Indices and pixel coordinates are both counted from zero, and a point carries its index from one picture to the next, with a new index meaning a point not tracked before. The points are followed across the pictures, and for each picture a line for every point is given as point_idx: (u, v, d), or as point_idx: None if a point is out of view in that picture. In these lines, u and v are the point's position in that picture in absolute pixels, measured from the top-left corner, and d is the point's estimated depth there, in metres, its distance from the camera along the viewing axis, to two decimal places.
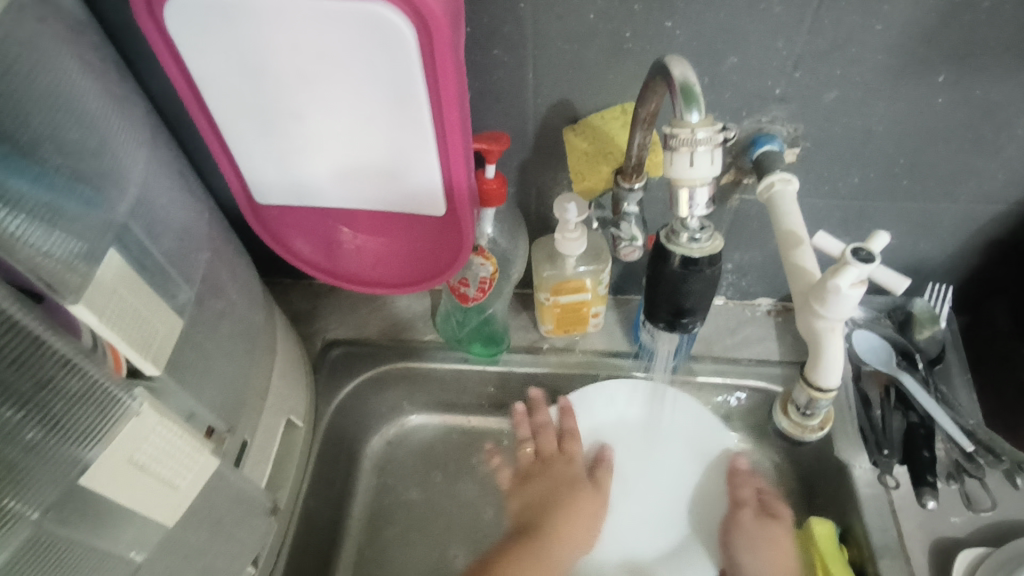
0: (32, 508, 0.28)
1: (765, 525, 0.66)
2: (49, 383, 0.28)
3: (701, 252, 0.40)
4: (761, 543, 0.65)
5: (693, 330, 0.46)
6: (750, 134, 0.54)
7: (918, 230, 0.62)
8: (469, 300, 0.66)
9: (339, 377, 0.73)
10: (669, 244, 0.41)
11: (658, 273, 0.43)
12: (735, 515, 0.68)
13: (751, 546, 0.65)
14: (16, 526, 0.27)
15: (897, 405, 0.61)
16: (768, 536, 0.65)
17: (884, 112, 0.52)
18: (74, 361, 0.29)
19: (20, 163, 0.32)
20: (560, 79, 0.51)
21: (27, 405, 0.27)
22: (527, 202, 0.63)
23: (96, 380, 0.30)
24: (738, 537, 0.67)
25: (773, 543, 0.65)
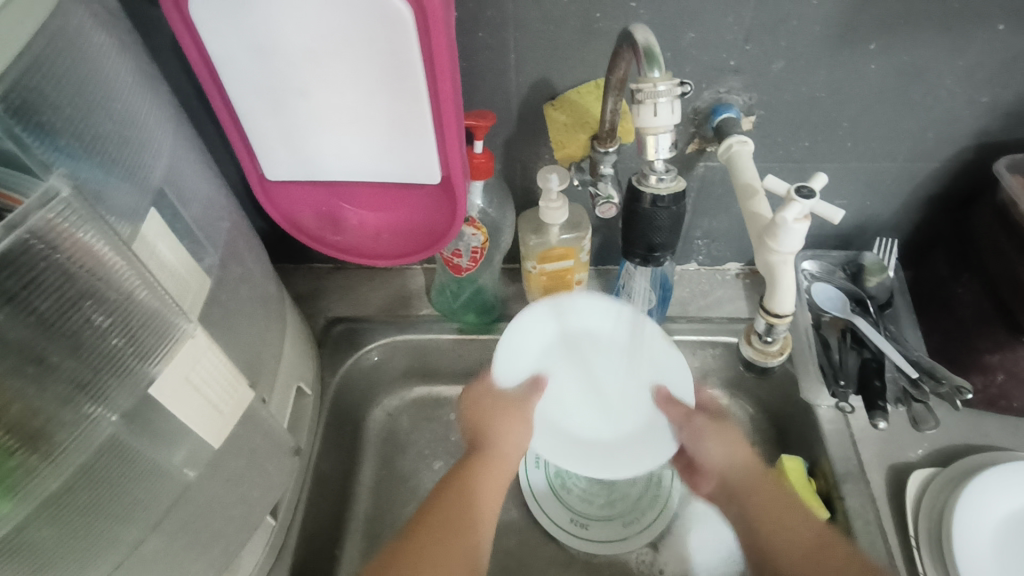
0: (111, 411, 0.34)
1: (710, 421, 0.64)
2: (127, 303, 0.33)
3: (667, 190, 0.46)
4: (733, 436, 0.63)
5: (665, 263, 0.52)
6: (710, 104, 0.61)
7: (865, 188, 0.69)
8: (462, 270, 0.71)
9: (340, 351, 0.78)
10: (641, 186, 0.47)
11: (633, 213, 0.49)
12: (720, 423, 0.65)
13: (723, 437, 0.63)
14: (98, 424, 0.34)
15: (853, 345, 0.68)
16: (727, 428, 0.64)
17: (826, 79, 0.59)
18: (147, 288, 0.34)
19: (80, 147, 0.37)
20: (539, 58, 0.57)
21: (113, 318, 0.33)
22: (512, 176, 0.69)
23: (165, 304, 0.35)
24: (698, 435, 0.64)
25: (727, 434, 0.63)
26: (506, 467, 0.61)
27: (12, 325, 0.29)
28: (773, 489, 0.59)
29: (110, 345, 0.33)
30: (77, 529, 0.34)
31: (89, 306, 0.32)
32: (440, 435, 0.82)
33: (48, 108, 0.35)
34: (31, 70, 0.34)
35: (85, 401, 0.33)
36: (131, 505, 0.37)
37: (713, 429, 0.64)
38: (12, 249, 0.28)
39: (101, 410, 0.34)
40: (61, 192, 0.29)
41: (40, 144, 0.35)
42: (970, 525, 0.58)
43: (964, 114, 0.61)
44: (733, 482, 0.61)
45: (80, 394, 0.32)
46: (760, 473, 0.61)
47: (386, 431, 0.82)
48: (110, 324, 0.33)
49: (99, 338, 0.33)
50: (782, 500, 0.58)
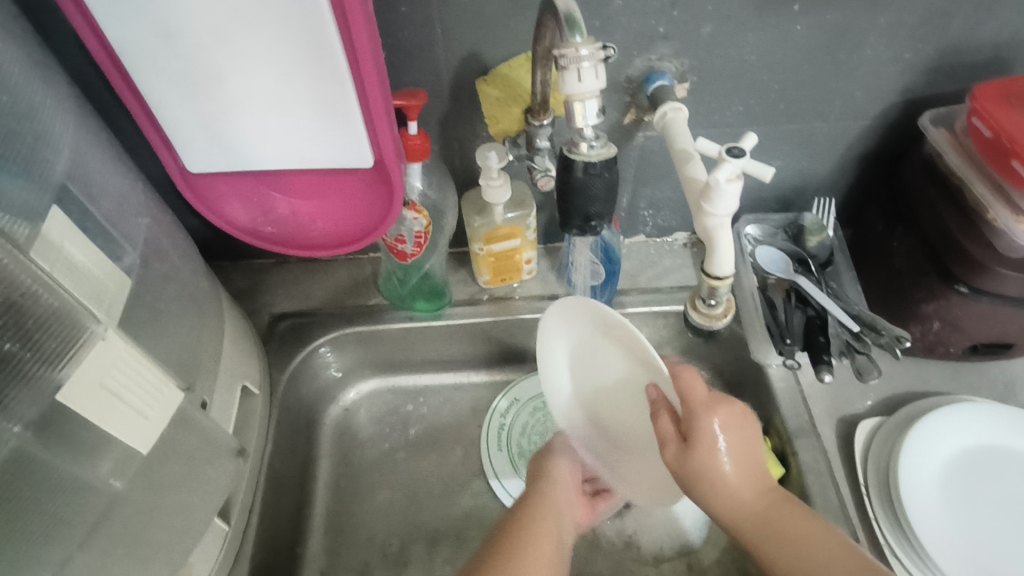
0: (14, 422, 0.32)
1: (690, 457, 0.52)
2: (16, 306, 0.32)
3: (598, 157, 0.45)
4: (719, 457, 0.51)
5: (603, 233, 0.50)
6: (643, 72, 0.61)
7: (800, 149, 0.71)
8: (407, 256, 0.70)
9: (288, 347, 0.75)
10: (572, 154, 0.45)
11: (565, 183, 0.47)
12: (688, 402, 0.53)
13: (711, 472, 0.51)
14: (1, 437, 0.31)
15: (797, 304, 0.69)
16: (715, 446, 0.51)
17: (754, 42, 0.59)
18: (38, 289, 0.33)
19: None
20: (466, 31, 0.56)
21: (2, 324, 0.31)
22: (451, 157, 0.67)
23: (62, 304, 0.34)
24: (688, 480, 0.52)
25: (710, 462, 0.51)
26: (560, 514, 0.62)
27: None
28: (766, 530, 0.51)
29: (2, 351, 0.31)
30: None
31: None
32: (399, 424, 0.81)
33: None
34: None
35: None
36: (52, 524, 0.34)
37: (704, 461, 0.51)
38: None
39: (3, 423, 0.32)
40: None
41: None
42: (915, 469, 0.60)
43: (888, 70, 0.63)
44: (727, 513, 0.53)
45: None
46: (748, 506, 0.52)
47: (343, 425, 0.81)
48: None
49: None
50: (777, 542, 0.50)
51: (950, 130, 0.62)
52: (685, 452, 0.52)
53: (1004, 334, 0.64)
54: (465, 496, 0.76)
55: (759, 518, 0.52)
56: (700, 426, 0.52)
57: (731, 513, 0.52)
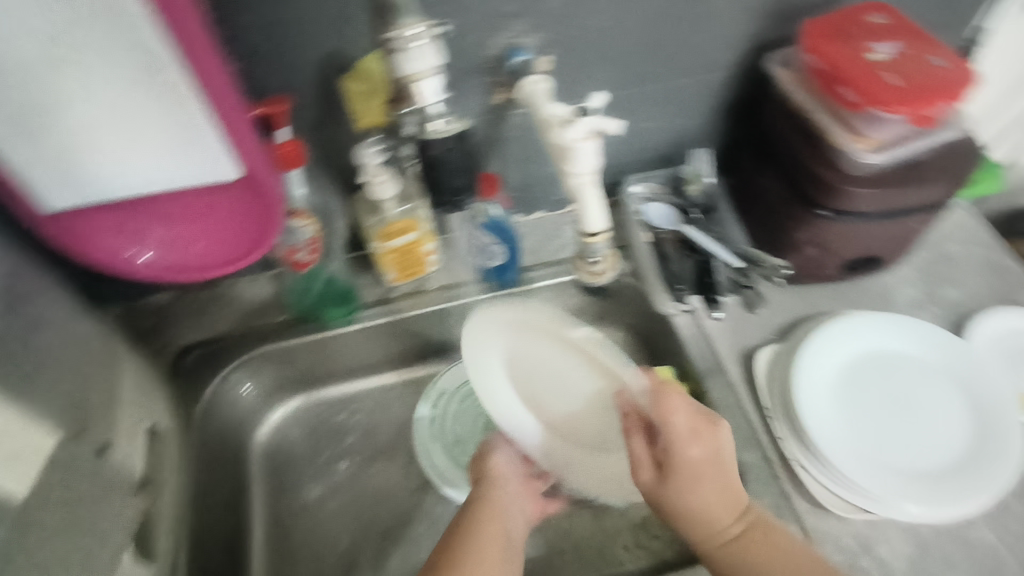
0: None
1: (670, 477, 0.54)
2: None
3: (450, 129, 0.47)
4: (697, 480, 0.54)
5: None
6: (503, 50, 0.62)
7: (668, 106, 0.74)
8: (304, 265, 0.69)
9: (199, 378, 0.73)
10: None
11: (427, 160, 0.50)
12: (692, 466, 0.54)
13: (696, 509, 0.54)
14: None
15: (686, 250, 0.75)
16: (697, 480, 0.54)
17: (602, 9, 0.62)
18: None
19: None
20: (318, 31, 0.55)
21: None
22: (331, 160, 0.67)
23: None
24: (675, 504, 0.55)
25: (699, 479, 0.54)
26: (503, 513, 0.60)
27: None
28: (738, 544, 0.54)
29: None
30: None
31: None
32: (330, 438, 0.81)
33: None
34: None
35: None
36: None
37: (680, 501, 0.54)
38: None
39: None
40: None
41: None
42: (814, 387, 0.65)
43: (731, 21, 0.67)
44: (698, 539, 0.56)
45: None
46: (723, 530, 0.55)
47: (272, 447, 0.79)
48: None
49: None
50: (745, 556, 0.54)
51: (791, 70, 0.67)
52: (659, 480, 0.55)
53: (867, 248, 0.70)
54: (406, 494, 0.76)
55: (731, 541, 0.55)
56: (715, 439, 0.55)
57: (704, 526, 0.55)
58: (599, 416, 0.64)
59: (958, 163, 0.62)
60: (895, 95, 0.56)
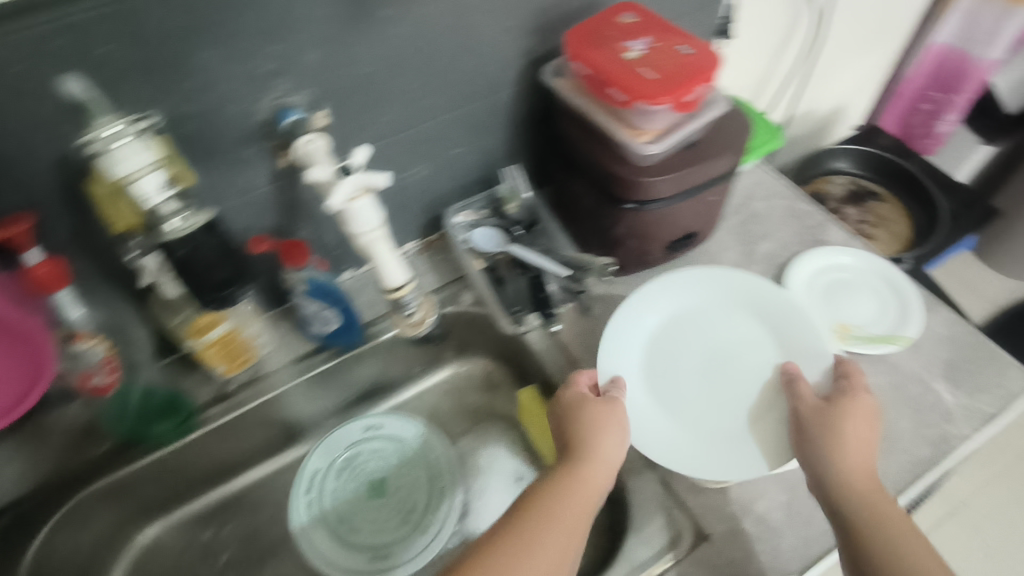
0: None
1: (828, 408, 0.58)
2: None
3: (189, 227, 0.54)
4: (833, 428, 0.57)
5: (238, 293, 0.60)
6: (274, 111, 0.58)
7: (468, 132, 0.74)
8: (106, 388, 0.63)
9: (15, 545, 0.63)
10: (166, 233, 0.53)
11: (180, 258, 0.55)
12: (841, 403, 0.59)
13: (845, 441, 0.56)
14: None
15: (517, 269, 0.75)
16: (836, 424, 0.57)
17: (368, 53, 0.59)
18: None
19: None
20: (40, 141, 0.49)
21: None
22: (113, 266, 0.60)
23: None
24: (818, 424, 0.58)
25: (848, 415, 0.58)
26: (598, 480, 0.56)
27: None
28: (871, 510, 0.53)
29: None
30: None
31: None
32: (198, 556, 0.74)
33: None
34: None
35: None
36: None
37: (827, 436, 0.57)
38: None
39: None
40: None
41: None
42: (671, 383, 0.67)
43: (504, 41, 0.67)
44: (846, 494, 0.54)
45: None
46: (858, 492, 0.54)
47: None
48: None
49: None
50: (878, 521, 0.53)
51: (568, 78, 0.68)
52: (799, 429, 0.59)
53: (682, 228, 0.73)
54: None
55: (872, 504, 0.54)
56: (860, 395, 0.59)
57: (860, 464, 0.56)
58: (738, 388, 0.66)
59: (732, 136, 0.67)
60: (656, 88, 0.58)
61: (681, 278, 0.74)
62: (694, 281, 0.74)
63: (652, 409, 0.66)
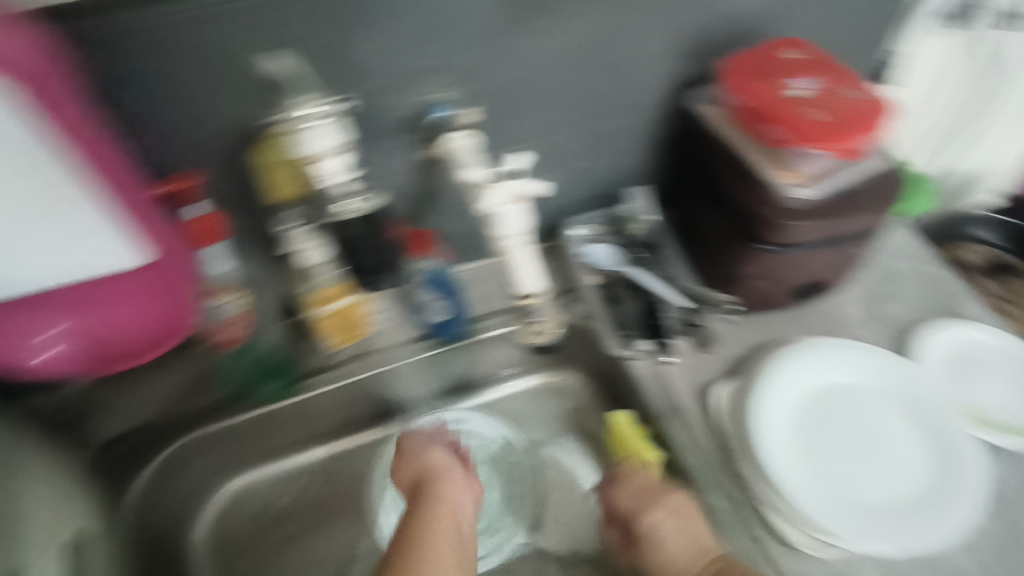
0: None
1: (653, 488, 0.64)
2: None
3: (358, 211, 0.60)
4: (657, 542, 0.60)
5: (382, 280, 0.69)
6: (424, 107, 0.60)
7: (601, 147, 0.74)
8: (234, 342, 0.66)
9: (128, 472, 0.68)
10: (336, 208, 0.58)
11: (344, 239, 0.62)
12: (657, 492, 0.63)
13: (665, 535, 0.60)
14: None
15: (634, 291, 0.75)
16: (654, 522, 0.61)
17: (523, 58, 0.60)
18: None
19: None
20: (225, 104, 0.53)
21: None
22: (258, 228, 0.64)
23: None
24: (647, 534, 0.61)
25: (687, 518, 0.61)
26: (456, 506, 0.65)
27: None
28: None
29: None
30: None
31: None
32: (281, 516, 0.77)
33: None
34: None
35: None
36: None
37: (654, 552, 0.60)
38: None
39: None
40: None
41: None
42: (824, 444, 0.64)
43: (651, 62, 0.67)
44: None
45: None
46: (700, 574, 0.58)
47: (219, 534, 0.75)
48: None
49: None
50: None
51: (720, 107, 0.68)
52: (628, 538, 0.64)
53: (811, 276, 0.70)
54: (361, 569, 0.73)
55: None
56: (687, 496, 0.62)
57: (703, 542, 0.59)
58: (896, 490, 0.61)
59: (884, 189, 0.64)
60: (813, 129, 0.57)
61: (907, 363, 0.69)
62: (916, 375, 0.69)
63: (796, 439, 0.64)
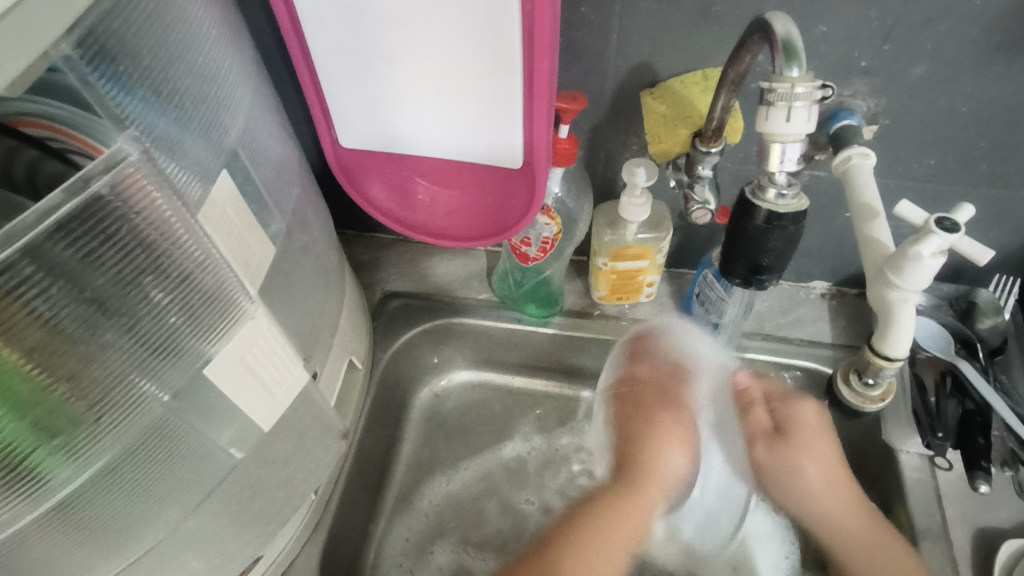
0: (163, 392, 0.32)
1: (779, 439, 0.62)
2: (190, 278, 0.31)
3: (786, 209, 0.38)
4: (806, 446, 0.61)
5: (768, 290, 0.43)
6: (830, 107, 0.54)
7: (993, 218, 0.61)
8: (529, 259, 0.68)
9: (396, 327, 0.76)
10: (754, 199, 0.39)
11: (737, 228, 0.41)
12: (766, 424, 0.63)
13: (796, 476, 0.61)
14: (148, 406, 0.32)
15: (953, 391, 0.61)
16: (790, 478, 0.62)
17: (971, 92, 0.51)
18: (209, 263, 0.32)
19: (151, 82, 0.34)
20: (644, 40, 0.52)
21: (171, 296, 0.31)
22: (595, 166, 0.64)
23: (224, 280, 0.33)
24: (767, 467, 0.63)
25: (806, 445, 0.61)
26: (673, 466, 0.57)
27: (26, 323, 0.26)
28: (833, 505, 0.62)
29: (168, 324, 0.31)
30: (74, 534, 0.32)
31: (149, 281, 0.30)
32: (484, 422, 0.80)
33: (134, 74, 0.33)
34: (105, 16, 0.31)
35: (137, 378, 0.31)
36: (177, 485, 0.36)
37: (777, 494, 0.63)
38: (28, 246, 0.25)
39: (152, 390, 0.32)
40: (131, 156, 0.27)
41: (141, 108, 0.34)
42: None
43: None
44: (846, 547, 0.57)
45: (128, 375, 0.31)
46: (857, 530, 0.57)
47: (431, 412, 0.80)
48: (168, 302, 0.31)
49: (156, 317, 0.31)
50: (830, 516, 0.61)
51: None
52: (770, 451, 0.62)
53: None
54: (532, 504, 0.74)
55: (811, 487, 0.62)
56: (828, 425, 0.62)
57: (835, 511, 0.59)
58: None
59: None
60: None
61: None
62: None
63: None
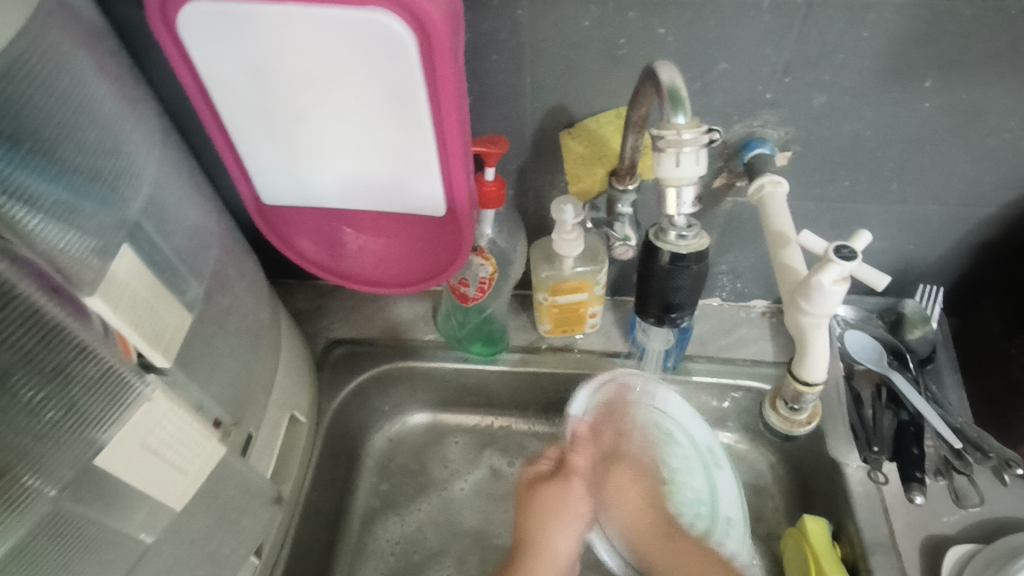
0: (50, 486, 0.32)
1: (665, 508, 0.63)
2: (69, 368, 0.32)
3: (688, 249, 0.39)
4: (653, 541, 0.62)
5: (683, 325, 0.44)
6: (742, 138, 0.55)
7: (909, 232, 0.63)
8: (469, 299, 0.67)
9: (341, 376, 0.74)
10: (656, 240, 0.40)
11: (646, 269, 0.42)
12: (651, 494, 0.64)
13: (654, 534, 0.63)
14: (35, 501, 0.31)
15: (888, 403, 0.63)
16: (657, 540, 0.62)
17: (873, 116, 0.53)
18: (91, 349, 0.33)
19: (36, 158, 0.33)
20: (557, 84, 0.53)
21: (50, 389, 0.31)
22: (525, 204, 0.65)
23: (111, 365, 0.34)
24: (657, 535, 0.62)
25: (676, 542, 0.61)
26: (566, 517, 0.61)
27: None
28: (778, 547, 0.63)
29: (47, 418, 0.31)
30: None
31: (21, 375, 0.30)
32: (443, 470, 0.78)
33: (16, 150, 0.32)
34: None
35: (22, 473, 0.30)
36: None
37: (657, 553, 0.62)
38: None
39: (38, 485, 0.31)
40: None
41: (33, 181, 0.33)
42: None
43: None
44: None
45: (9, 471, 0.30)
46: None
47: (385, 459, 0.79)
48: (46, 396, 0.31)
49: (33, 412, 0.31)
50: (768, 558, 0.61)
51: None
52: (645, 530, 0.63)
53: None
54: (506, 531, 0.73)
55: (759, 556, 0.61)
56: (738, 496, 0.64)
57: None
58: None
59: None
60: None
61: None
62: None
63: None
